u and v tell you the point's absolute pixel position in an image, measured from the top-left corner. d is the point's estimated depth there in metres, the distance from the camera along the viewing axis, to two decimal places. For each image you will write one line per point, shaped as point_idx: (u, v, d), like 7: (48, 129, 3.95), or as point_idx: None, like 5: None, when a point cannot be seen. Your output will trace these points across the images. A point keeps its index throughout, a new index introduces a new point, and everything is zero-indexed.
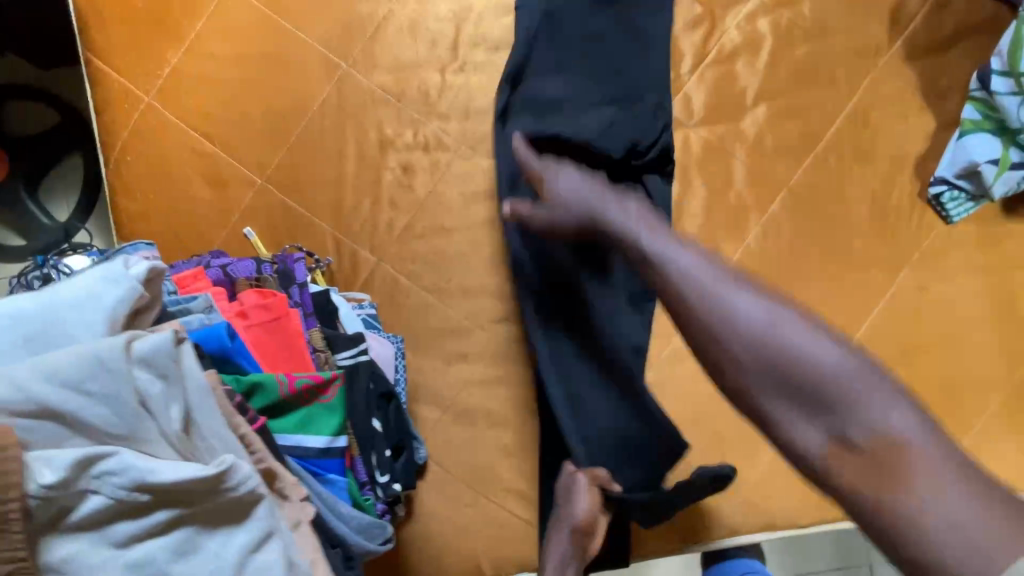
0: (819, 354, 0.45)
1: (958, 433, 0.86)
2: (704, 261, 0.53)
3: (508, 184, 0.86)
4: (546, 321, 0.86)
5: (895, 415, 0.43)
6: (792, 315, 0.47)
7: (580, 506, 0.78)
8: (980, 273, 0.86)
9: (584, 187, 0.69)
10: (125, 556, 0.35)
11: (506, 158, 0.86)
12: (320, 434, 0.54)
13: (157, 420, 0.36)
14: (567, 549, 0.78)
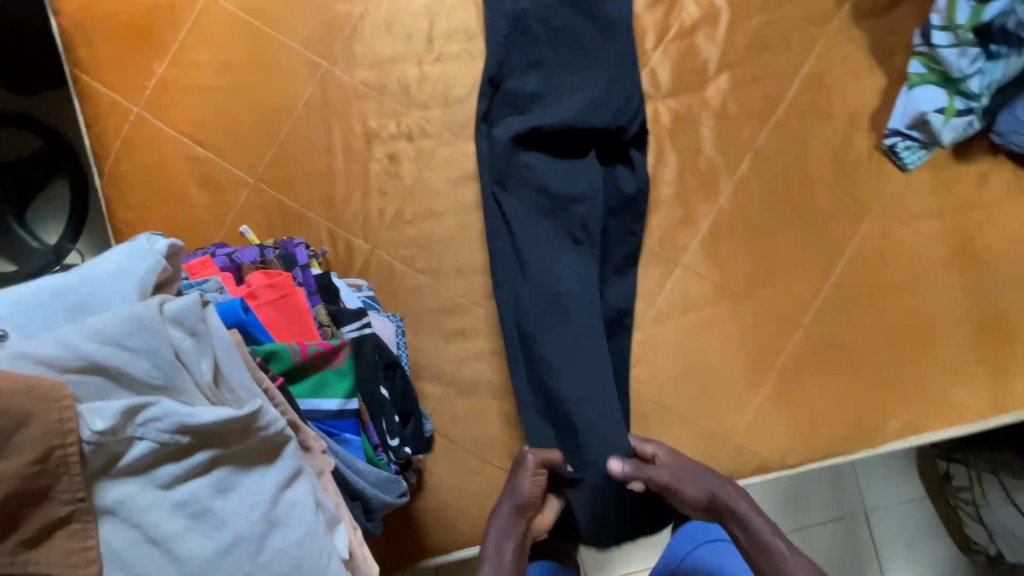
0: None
1: (928, 365, 0.92)
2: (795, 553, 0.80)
3: (493, 175, 0.93)
4: (512, 301, 0.93)
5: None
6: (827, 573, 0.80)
7: (524, 485, 0.84)
8: (937, 216, 0.92)
9: (703, 477, 0.86)
10: (172, 495, 0.39)
11: (493, 148, 0.93)
12: (333, 397, 0.58)
13: (191, 372, 0.40)
14: (508, 522, 0.84)
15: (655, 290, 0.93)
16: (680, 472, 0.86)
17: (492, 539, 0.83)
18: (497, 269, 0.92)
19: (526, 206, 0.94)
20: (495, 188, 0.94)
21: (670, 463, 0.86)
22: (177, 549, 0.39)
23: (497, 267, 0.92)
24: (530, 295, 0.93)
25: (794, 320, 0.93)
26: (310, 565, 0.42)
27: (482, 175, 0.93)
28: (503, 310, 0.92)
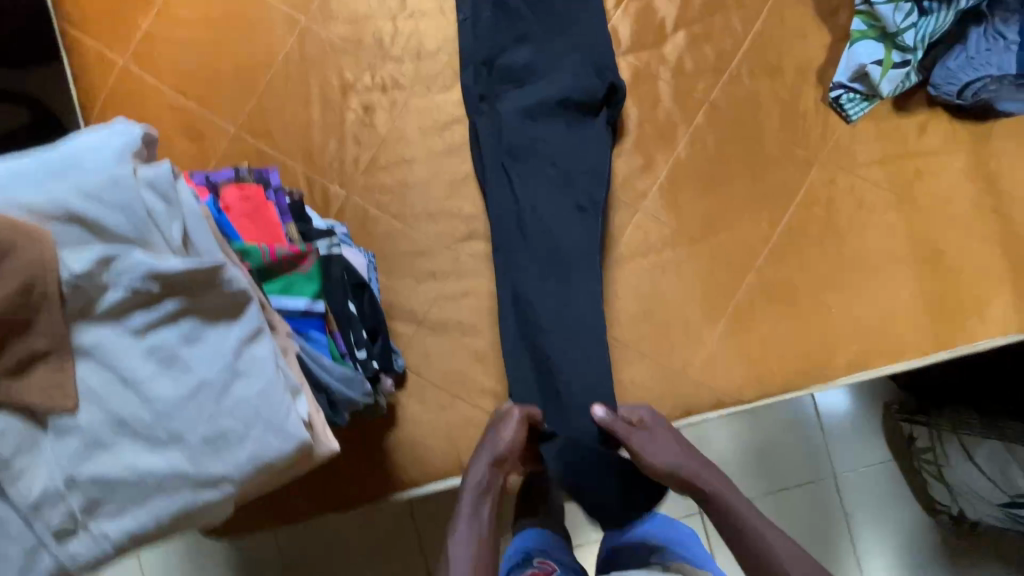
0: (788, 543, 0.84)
1: (873, 304, 0.98)
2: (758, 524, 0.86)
3: (506, 154, 0.99)
4: (514, 267, 0.98)
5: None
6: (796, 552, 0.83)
7: (500, 443, 0.88)
8: (880, 164, 0.98)
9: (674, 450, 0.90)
10: (144, 342, 0.44)
11: (499, 122, 1.00)
12: (300, 297, 0.62)
13: (161, 231, 0.44)
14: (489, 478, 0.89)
15: (617, 233, 0.99)
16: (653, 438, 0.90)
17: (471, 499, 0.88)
18: (499, 236, 0.98)
19: (525, 177, 1.00)
20: (506, 159, 0.99)
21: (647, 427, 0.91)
22: (147, 390, 0.43)
23: (500, 234, 0.98)
24: (529, 257, 0.99)
25: (748, 262, 0.98)
26: (270, 414, 0.46)
27: (491, 157, 0.99)
28: (503, 277, 0.98)
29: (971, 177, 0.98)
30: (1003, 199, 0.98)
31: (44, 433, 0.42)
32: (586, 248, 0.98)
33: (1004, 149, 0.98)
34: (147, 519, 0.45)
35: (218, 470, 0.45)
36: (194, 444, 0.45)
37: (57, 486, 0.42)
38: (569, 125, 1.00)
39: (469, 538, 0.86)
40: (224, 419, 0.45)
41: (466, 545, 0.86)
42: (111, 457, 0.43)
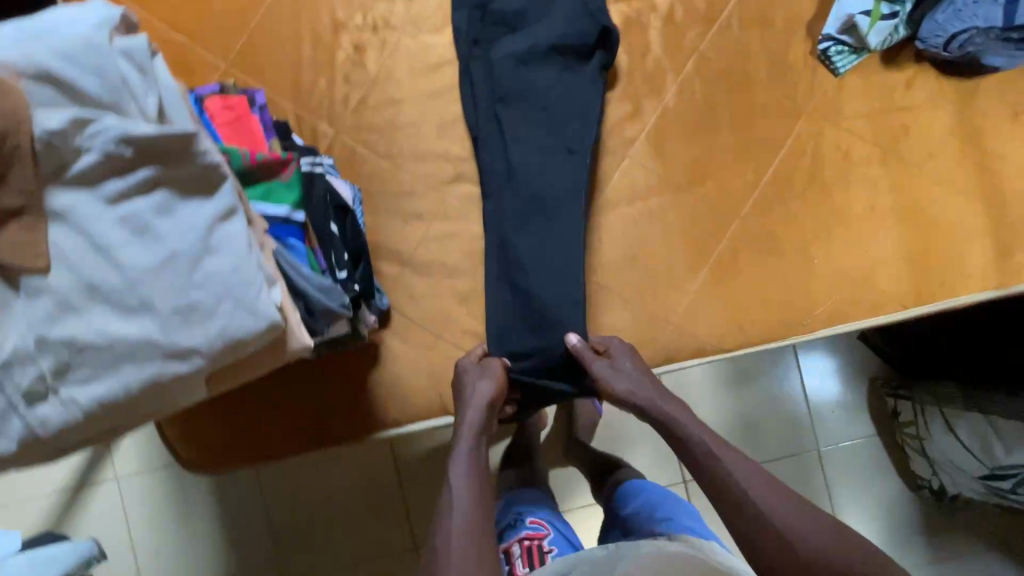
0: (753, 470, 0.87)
1: (855, 256, 0.99)
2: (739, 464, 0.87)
3: (498, 100, 0.99)
4: (502, 211, 0.99)
5: (811, 525, 0.81)
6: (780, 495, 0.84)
7: (476, 388, 0.92)
8: (867, 118, 0.99)
9: (638, 381, 0.94)
10: (116, 210, 0.44)
11: (492, 68, 0.99)
12: (279, 204, 0.63)
13: (137, 100, 0.46)
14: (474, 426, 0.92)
15: (605, 179, 0.99)
16: (619, 371, 0.94)
17: (462, 451, 0.91)
18: (488, 182, 0.99)
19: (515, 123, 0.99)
20: (496, 104, 0.99)
21: (614, 360, 0.95)
22: (119, 256, 0.44)
23: (488, 181, 0.99)
24: (515, 205, 0.99)
25: (732, 212, 0.99)
26: (241, 291, 0.47)
27: (483, 103, 0.99)
28: (490, 224, 0.98)
29: (955, 132, 0.99)
30: (987, 155, 0.98)
31: (15, 294, 0.42)
32: (572, 192, 0.98)
33: (990, 106, 0.98)
34: (117, 388, 0.45)
35: (189, 342, 0.46)
36: (165, 314, 0.45)
37: (26, 348, 0.43)
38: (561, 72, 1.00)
39: (464, 486, 0.87)
40: (195, 291, 0.46)
41: (461, 493, 0.87)
42: (83, 322, 0.44)
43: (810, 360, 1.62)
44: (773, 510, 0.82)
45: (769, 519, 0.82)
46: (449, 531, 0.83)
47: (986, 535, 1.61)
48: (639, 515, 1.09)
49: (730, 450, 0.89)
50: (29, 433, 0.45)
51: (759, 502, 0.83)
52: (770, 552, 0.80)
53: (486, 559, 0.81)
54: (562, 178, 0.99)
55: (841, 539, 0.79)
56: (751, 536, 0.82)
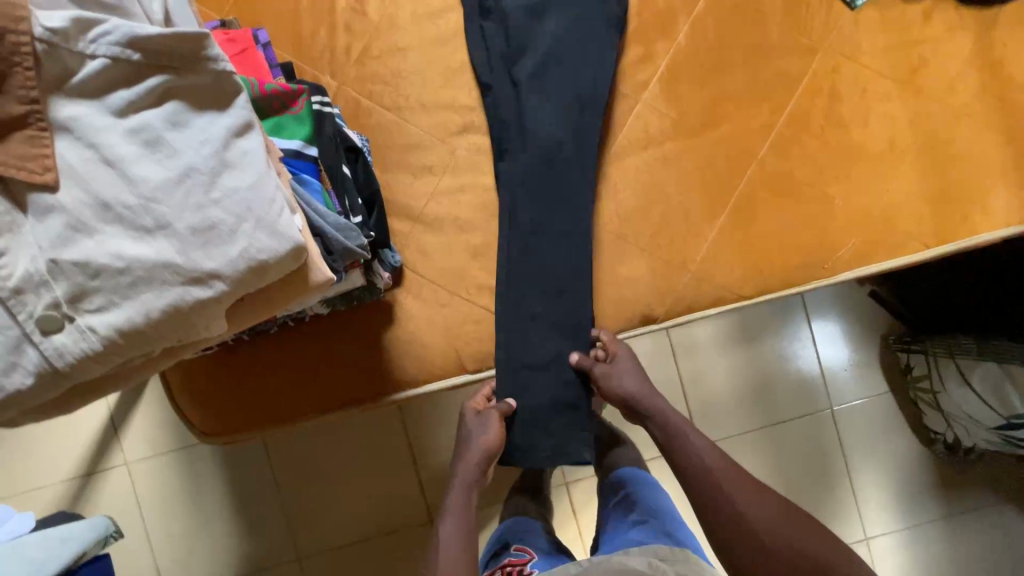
0: (719, 459, 0.92)
1: (875, 197, 0.97)
2: (730, 473, 0.90)
3: (503, 52, 0.93)
4: (515, 171, 0.95)
5: (767, 512, 0.86)
6: (768, 501, 0.88)
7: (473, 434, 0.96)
8: (883, 53, 0.96)
9: (635, 381, 0.98)
10: (125, 122, 0.41)
11: (502, 19, 0.93)
12: (292, 139, 0.60)
13: (141, 5, 0.43)
14: (466, 478, 0.96)
15: (619, 125, 0.96)
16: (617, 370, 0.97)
17: (457, 493, 0.96)
18: (500, 132, 0.94)
19: (521, 72, 0.93)
20: (508, 58, 0.93)
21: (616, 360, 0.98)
22: (131, 171, 0.41)
23: (499, 131, 0.94)
24: (528, 164, 0.95)
25: (748, 155, 0.97)
26: (262, 210, 0.44)
27: (493, 53, 0.93)
28: (504, 184, 0.95)
29: (974, 64, 0.96)
30: (1008, 86, 0.96)
31: (24, 214, 0.40)
32: (580, 144, 0.94)
33: (1010, 36, 0.96)
34: (135, 314, 0.42)
35: (209, 264, 0.43)
36: (182, 233, 0.42)
37: (40, 271, 0.40)
38: (564, 19, 0.93)
39: (453, 530, 0.92)
40: (213, 210, 0.43)
41: (451, 535, 0.91)
42: (97, 243, 0.41)
43: (822, 322, 1.61)
44: (735, 495, 0.88)
45: (733, 506, 0.87)
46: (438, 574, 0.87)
47: (1000, 487, 1.61)
48: (614, 513, 1.11)
49: (713, 449, 0.93)
50: (46, 365, 0.42)
51: (724, 488, 0.89)
52: (733, 531, 0.86)
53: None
54: (581, 125, 0.94)
55: (795, 526, 0.85)
56: (717, 517, 0.88)
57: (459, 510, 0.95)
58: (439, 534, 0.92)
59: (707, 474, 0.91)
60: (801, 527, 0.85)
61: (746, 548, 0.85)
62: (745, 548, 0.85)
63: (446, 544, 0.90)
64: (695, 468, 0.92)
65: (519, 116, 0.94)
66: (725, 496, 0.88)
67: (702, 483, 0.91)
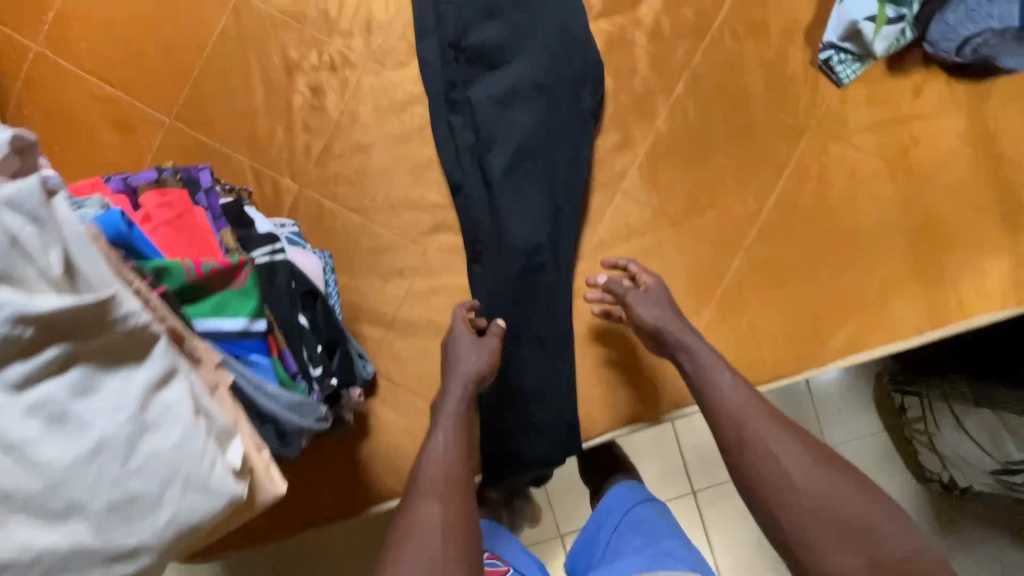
0: (747, 395, 0.75)
1: (866, 281, 0.93)
2: (785, 437, 0.70)
3: (471, 145, 0.88)
4: (491, 274, 0.89)
5: (818, 475, 0.66)
6: (825, 468, 0.67)
7: (465, 350, 0.83)
8: (873, 131, 0.91)
9: (664, 313, 0.83)
10: (23, 398, 0.35)
11: (472, 114, 0.88)
12: (236, 317, 0.56)
13: (34, 262, 0.37)
14: (456, 397, 0.80)
15: (598, 217, 0.91)
16: (648, 298, 0.85)
17: (448, 412, 0.79)
18: (471, 236, 0.89)
19: (493, 166, 0.87)
20: (478, 155, 0.88)
21: (641, 290, 0.85)
22: (33, 456, 0.35)
23: (473, 235, 0.89)
24: (504, 271, 0.88)
25: (735, 243, 0.92)
26: (191, 468, 0.40)
27: (462, 149, 0.88)
28: (479, 288, 0.89)
29: (967, 140, 0.91)
30: (1003, 163, 0.91)
31: None
32: (558, 243, 0.89)
33: (1004, 109, 0.91)
34: None
35: (133, 541, 0.39)
36: (98, 514, 0.37)
37: None
38: (537, 113, 0.87)
39: (449, 447, 0.75)
40: (134, 481, 0.38)
41: (445, 450, 0.75)
42: None
43: None
44: (771, 445, 0.69)
45: (773, 456, 0.68)
46: (425, 492, 0.70)
47: None
48: (621, 528, 0.97)
49: (760, 408, 0.73)
50: None
51: (762, 438, 0.70)
52: (773, 499, 0.67)
53: (464, 512, 0.70)
54: (560, 223, 0.89)
55: (851, 490, 0.65)
56: (752, 481, 0.69)
57: (450, 424, 0.78)
58: (426, 452, 0.75)
59: (731, 416, 0.73)
60: (859, 492, 0.65)
61: (793, 517, 0.65)
62: (793, 523, 0.65)
63: (439, 459, 0.74)
64: (718, 411, 0.75)
65: (492, 216, 0.88)
66: (762, 451, 0.69)
67: (729, 429, 0.73)
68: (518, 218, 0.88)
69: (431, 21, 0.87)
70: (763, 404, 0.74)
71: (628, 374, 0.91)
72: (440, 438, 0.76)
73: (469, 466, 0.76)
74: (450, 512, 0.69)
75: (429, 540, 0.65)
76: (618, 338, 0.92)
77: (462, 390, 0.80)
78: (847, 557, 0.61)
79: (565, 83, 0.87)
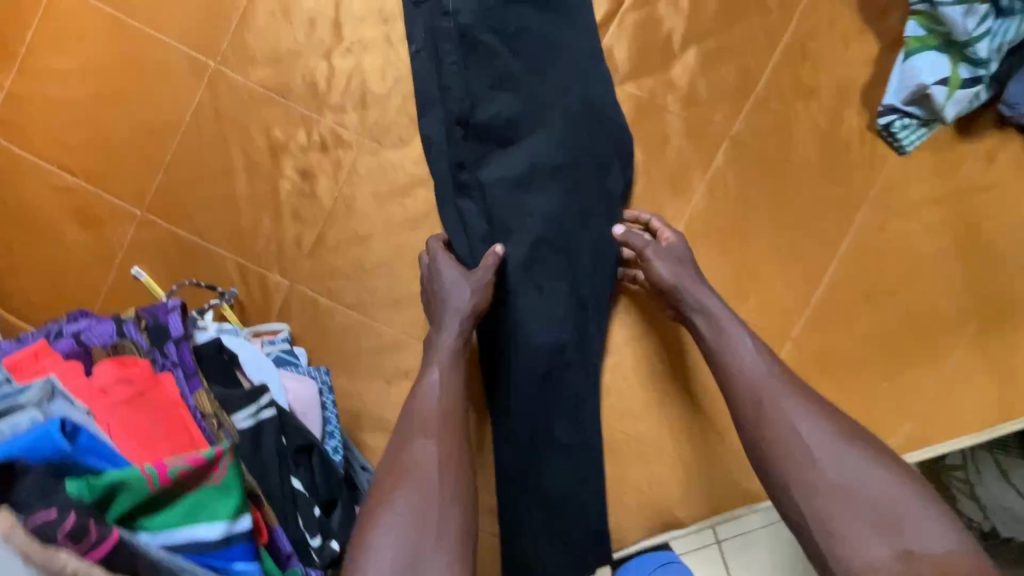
0: (766, 366, 0.64)
1: (930, 370, 0.83)
2: (809, 412, 0.60)
3: (483, 235, 0.77)
4: (508, 378, 0.79)
5: (841, 457, 0.57)
6: (852, 452, 0.57)
7: (454, 279, 0.72)
8: (937, 203, 0.81)
9: (680, 265, 0.72)
10: None
11: (483, 200, 0.76)
12: (215, 522, 0.48)
13: None
14: (451, 339, 0.69)
15: (625, 313, 0.83)
16: (664, 251, 0.73)
17: (443, 347, 0.69)
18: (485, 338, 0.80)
19: (510, 261, 0.77)
20: (491, 246, 0.77)
21: (657, 244, 0.73)
22: None
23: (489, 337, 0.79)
24: (524, 375, 0.79)
25: (782, 332, 0.82)
26: None
27: (472, 240, 0.77)
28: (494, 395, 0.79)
29: None
30: None
31: None
32: (585, 343, 0.79)
33: None
34: None
35: None
36: None
37: None
38: (557, 197, 0.77)
39: (446, 386, 0.66)
40: None
41: (442, 389, 0.66)
42: None
43: None
44: (792, 425, 0.59)
45: (791, 429, 0.59)
46: (420, 430, 0.63)
47: None
48: None
49: (779, 377, 0.63)
50: None
51: (781, 410, 0.61)
52: (792, 480, 0.58)
53: (463, 452, 0.62)
54: (584, 320, 0.79)
55: (876, 472, 0.56)
56: (763, 448, 0.60)
57: (452, 370, 0.67)
58: (420, 387, 0.66)
59: (751, 389, 0.63)
60: (884, 479, 0.56)
61: (814, 503, 0.56)
62: (810, 502, 0.56)
63: (434, 398, 0.65)
64: (734, 376, 0.65)
65: (507, 316, 0.78)
66: (779, 422, 0.60)
67: (747, 399, 0.63)
68: (537, 316, 0.78)
69: (434, 92, 0.76)
70: (782, 369, 0.64)
71: (655, 336, 0.83)
72: (436, 376, 0.66)
73: (467, 408, 0.67)
74: (448, 450, 0.62)
75: (422, 482, 0.59)
76: (636, 294, 0.83)
77: (457, 329, 0.70)
78: (872, 544, 0.53)
79: (589, 165, 0.77)
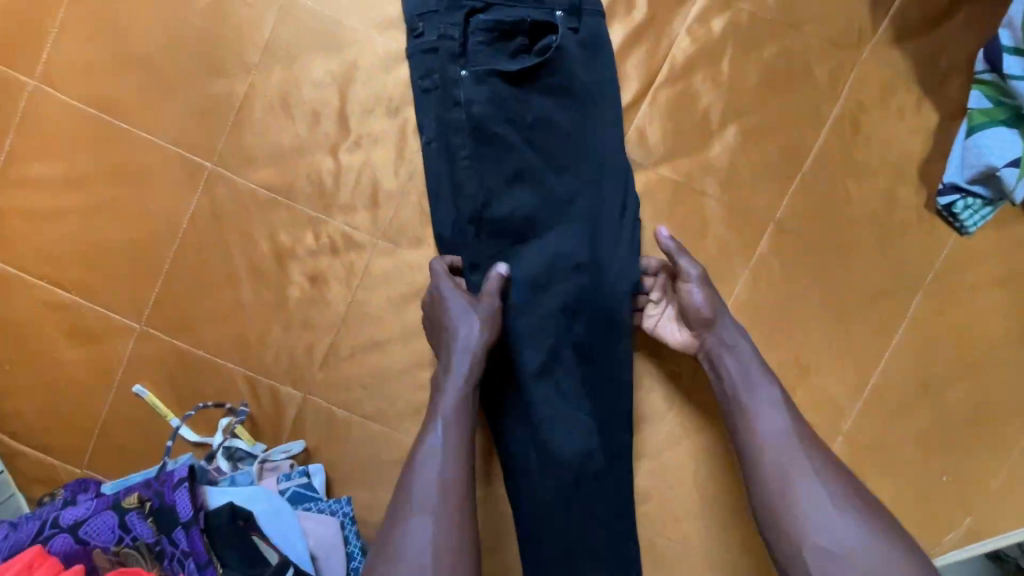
0: (788, 424, 0.58)
1: (994, 461, 0.77)
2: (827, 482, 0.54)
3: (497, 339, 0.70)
4: (532, 493, 0.72)
5: (855, 534, 0.51)
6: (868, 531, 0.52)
7: (461, 307, 0.64)
8: (1000, 284, 0.74)
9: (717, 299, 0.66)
10: None
11: None
12: None
13: None
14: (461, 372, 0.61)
15: (660, 412, 0.78)
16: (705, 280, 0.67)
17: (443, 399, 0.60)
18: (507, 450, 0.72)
19: (526, 367, 0.70)
20: (507, 351, 0.71)
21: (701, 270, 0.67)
22: None
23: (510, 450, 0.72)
24: (550, 489, 0.72)
25: (834, 427, 0.76)
26: None
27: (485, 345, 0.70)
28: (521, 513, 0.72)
29: None
30: None
31: None
32: (616, 454, 0.72)
33: None
34: None
35: None
36: None
37: None
38: (577, 297, 0.70)
39: (450, 452, 0.57)
40: None
41: (445, 464, 0.56)
42: None
43: None
44: (809, 477, 0.54)
45: (809, 495, 0.53)
46: (414, 509, 0.54)
47: None
48: None
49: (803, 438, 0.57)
50: None
51: (802, 472, 0.55)
52: (799, 545, 0.52)
53: (465, 535, 0.54)
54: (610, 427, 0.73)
55: (889, 549, 0.51)
56: (777, 513, 0.54)
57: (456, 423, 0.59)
58: (420, 454, 0.57)
59: (769, 445, 0.57)
60: (894, 552, 0.51)
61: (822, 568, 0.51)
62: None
63: (436, 467, 0.56)
64: (752, 427, 0.58)
65: (529, 428, 0.71)
66: (797, 486, 0.54)
67: (763, 456, 0.56)
68: (558, 424, 0.71)
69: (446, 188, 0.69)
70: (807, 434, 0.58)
71: (688, 413, 0.78)
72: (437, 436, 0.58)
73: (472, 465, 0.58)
74: (445, 533, 0.53)
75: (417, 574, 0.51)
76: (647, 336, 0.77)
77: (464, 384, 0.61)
78: None
79: (611, 261, 0.70)
